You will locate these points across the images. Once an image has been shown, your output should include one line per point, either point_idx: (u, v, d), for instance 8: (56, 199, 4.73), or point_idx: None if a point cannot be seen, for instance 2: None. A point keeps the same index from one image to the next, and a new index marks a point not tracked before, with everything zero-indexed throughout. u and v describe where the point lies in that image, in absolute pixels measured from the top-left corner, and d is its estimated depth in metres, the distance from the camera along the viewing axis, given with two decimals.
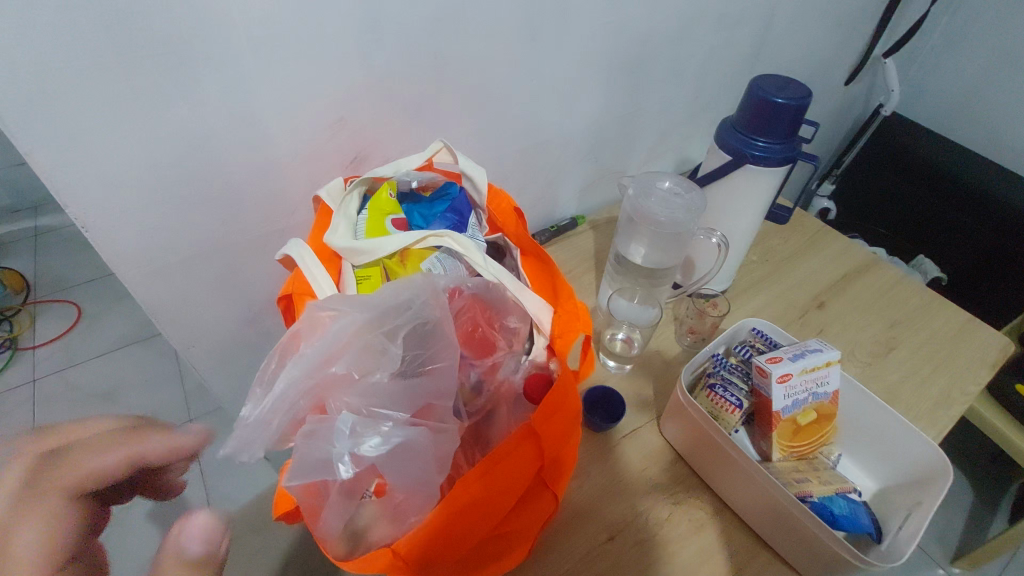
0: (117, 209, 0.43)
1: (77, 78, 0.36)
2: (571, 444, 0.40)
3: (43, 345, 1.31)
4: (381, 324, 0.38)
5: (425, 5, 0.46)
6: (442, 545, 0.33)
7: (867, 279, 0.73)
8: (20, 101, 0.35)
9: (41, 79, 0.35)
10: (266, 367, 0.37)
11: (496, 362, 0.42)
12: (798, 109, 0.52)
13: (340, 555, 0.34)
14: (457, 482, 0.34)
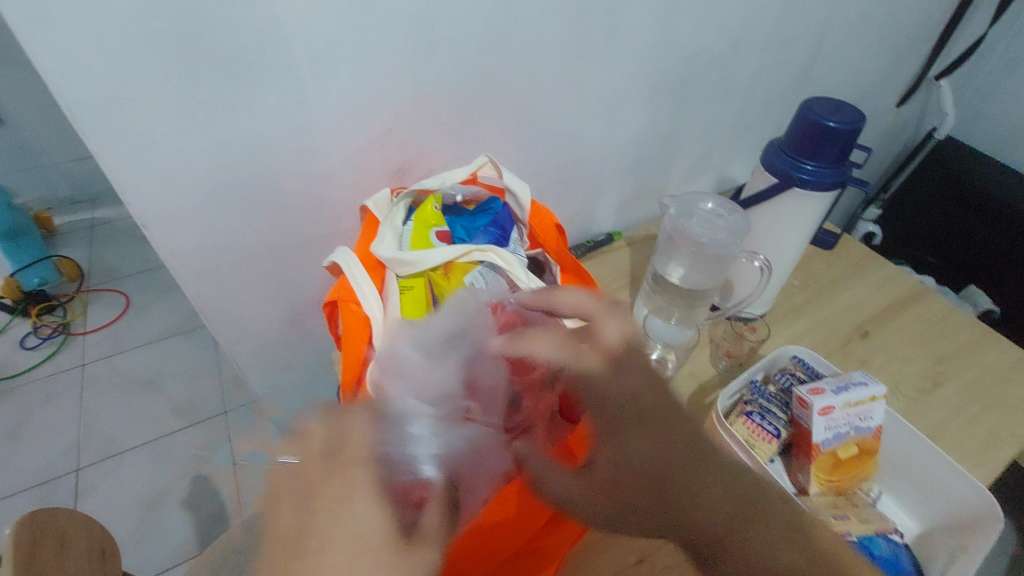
0: (176, 210, 0.45)
1: (149, 87, 0.38)
2: None
3: (92, 331, 1.37)
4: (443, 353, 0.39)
5: (477, 22, 0.47)
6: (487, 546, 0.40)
7: (915, 310, 0.71)
8: (97, 106, 0.37)
9: (118, 87, 0.37)
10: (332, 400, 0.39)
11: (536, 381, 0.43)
12: (850, 133, 0.51)
13: None
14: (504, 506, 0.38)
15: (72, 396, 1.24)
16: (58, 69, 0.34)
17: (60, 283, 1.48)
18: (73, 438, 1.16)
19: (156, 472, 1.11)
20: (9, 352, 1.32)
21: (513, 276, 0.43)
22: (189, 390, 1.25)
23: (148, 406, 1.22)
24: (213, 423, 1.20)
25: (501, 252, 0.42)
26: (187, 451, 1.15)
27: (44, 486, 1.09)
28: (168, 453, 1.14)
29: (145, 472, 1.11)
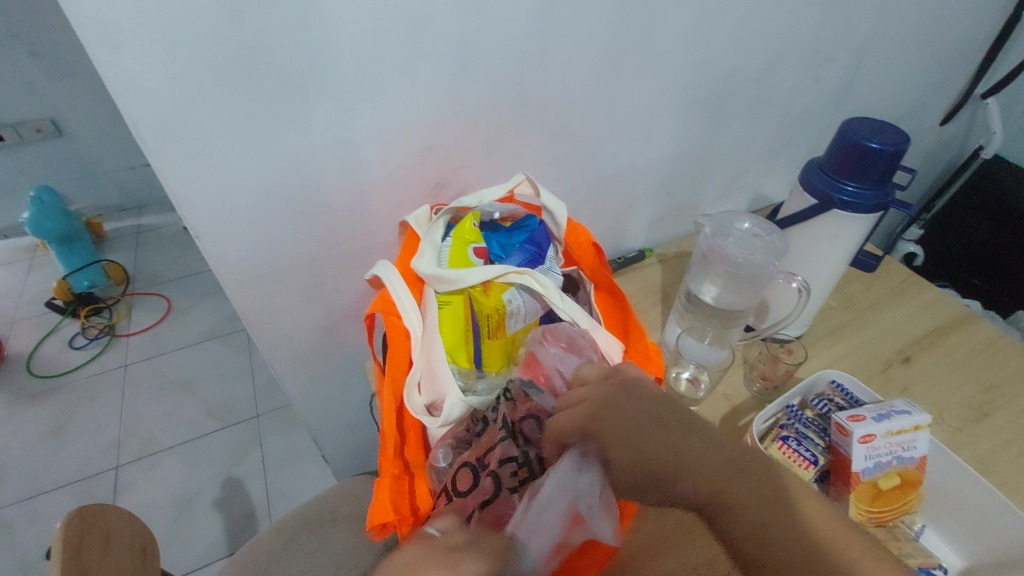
0: (226, 223, 0.47)
1: (206, 106, 0.40)
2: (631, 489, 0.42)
3: (135, 333, 1.43)
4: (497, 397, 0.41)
5: (517, 42, 0.49)
6: None
7: (961, 335, 0.68)
8: (159, 124, 0.39)
9: (179, 107, 0.39)
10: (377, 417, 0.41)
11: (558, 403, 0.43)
12: (894, 155, 0.50)
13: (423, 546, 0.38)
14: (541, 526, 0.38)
15: (115, 396, 1.29)
16: (125, 89, 0.37)
17: (107, 286, 1.54)
18: (114, 436, 1.21)
19: (190, 472, 1.15)
20: (58, 351, 1.38)
21: (550, 299, 0.42)
22: (224, 393, 1.29)
23: (184, 408, 1.26)
24: (245, 426, 1.23)
25: (539, 277, 0.41)
26: (220, 453, 1.18)
27: (86, 482, 1.13)
28: (202, 454, 1.18)
29: (180, 472, 1.15)
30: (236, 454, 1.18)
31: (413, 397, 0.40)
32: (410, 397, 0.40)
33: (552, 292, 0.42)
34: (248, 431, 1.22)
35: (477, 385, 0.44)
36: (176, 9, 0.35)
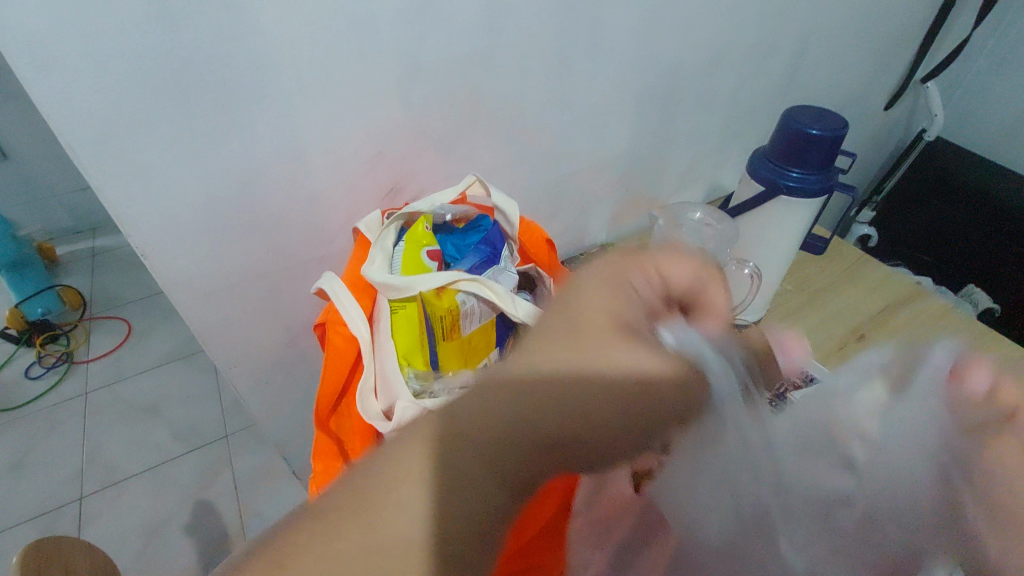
0: (171, 233, 0.46)
1: (139, 105, 0.38)
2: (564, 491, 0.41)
3: (95, 359, 1.38)
4: None
5: (461, 43, 0.48)
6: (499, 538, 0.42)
7: (911, 310, 0.72)
8: (113, 117, 0.38)
9: (172, 79, 0.38)
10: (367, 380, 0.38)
11: None
12: (834, 139, 0.52)
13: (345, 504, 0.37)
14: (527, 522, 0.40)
15: (76, 425, 1.24)
16: (65, 110, 0.36)
17: (63, 312, 1.48)
18: (77, 466, 1.17)
19: (159, 498, 1.12)
20: (13, 382, 1.33)
21: (502, 306, 0.38)
22: (191, 414, 1.26)
23: (151, 433, 1.22)
24: (213, 448, 1.20)
25: (489, 283, 0.38)
26: (188, 476, 1.15)
27: (49, 516, 1.09)
28: (171, 477, 1.15)
29: (147, 498, 1.12)
30: (206, 476, 1.15)
31: (369, 401, 0.36)
32: (364, 402, 0.36)
33: (503, 298, 0.38)
34: (217, 453, 1.19)
35: (435, 385, 0.39)
36: (133, 40, 0.36)
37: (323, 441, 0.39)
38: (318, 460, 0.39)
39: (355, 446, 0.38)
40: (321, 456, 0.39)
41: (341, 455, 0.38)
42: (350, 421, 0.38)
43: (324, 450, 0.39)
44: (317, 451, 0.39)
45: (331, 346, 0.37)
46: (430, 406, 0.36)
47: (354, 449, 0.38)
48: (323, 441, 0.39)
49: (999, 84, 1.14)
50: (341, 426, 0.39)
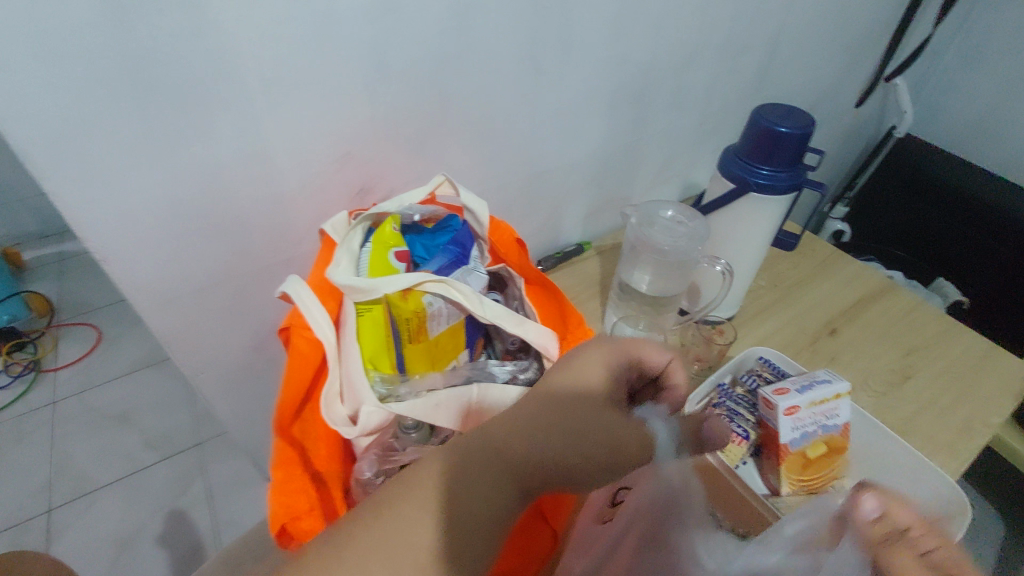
0: (131, 238, 0.44)
1: (94, 107, 0.37)
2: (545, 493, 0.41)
3: (64, 367, 1.34)
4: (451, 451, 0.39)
5: (430, 42, 0.48)
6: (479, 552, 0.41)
7: (881, 305, 0.73)
8: (65, 120, 0.36)
9: (129, 82, 0.37)
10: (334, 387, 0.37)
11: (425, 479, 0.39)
12: (801, 137, 0.52)
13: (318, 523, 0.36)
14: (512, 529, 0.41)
15: (43, 436, 1.20)
16: (15, 115, 0.34)
17: (30, 319, 1.43)
18: (44, 479, 1.13)
19: (131, 510, 1.09)
20: None
21: (469, 307, 0.38)
22: (163, 422, 1.23)
23: (122, 442, 1.19)
24: (187, 456, 1.17)
25: (457, 283, 0.37)
26: (161, 485, 1.13)
27: (15, 530, 1.05)
28: (143, 487, 1.12)
29: (118, 510, 1.09)
30: (180, 485, 1.13)
31: (334, 407, 0.36)
32: (329, 407, 0.36)
33: (471, 299, 0.38)
34: (192, 461, 1.17)
35: (401, 388, 0.39)
36: (87, 42, 0.34)
37: (284, 451, 0.36)
38: (277, 473, 0.36)
39: (319, 452, 0.37)
40: (281, 469, 0.36)
41: (304, 462, 0.37)
42: (314, 425, 0.38)
43: (284, 460, 0.36)
44: (277, 463, 0.36)
45: (294, 351, 0.37)
46: (396, 410, 0.35)
47: (317, 456, 0.37)
48: (283, 452, 0.36)
49: (963, 84, 1.17)
50: (304, 431, 0.38)
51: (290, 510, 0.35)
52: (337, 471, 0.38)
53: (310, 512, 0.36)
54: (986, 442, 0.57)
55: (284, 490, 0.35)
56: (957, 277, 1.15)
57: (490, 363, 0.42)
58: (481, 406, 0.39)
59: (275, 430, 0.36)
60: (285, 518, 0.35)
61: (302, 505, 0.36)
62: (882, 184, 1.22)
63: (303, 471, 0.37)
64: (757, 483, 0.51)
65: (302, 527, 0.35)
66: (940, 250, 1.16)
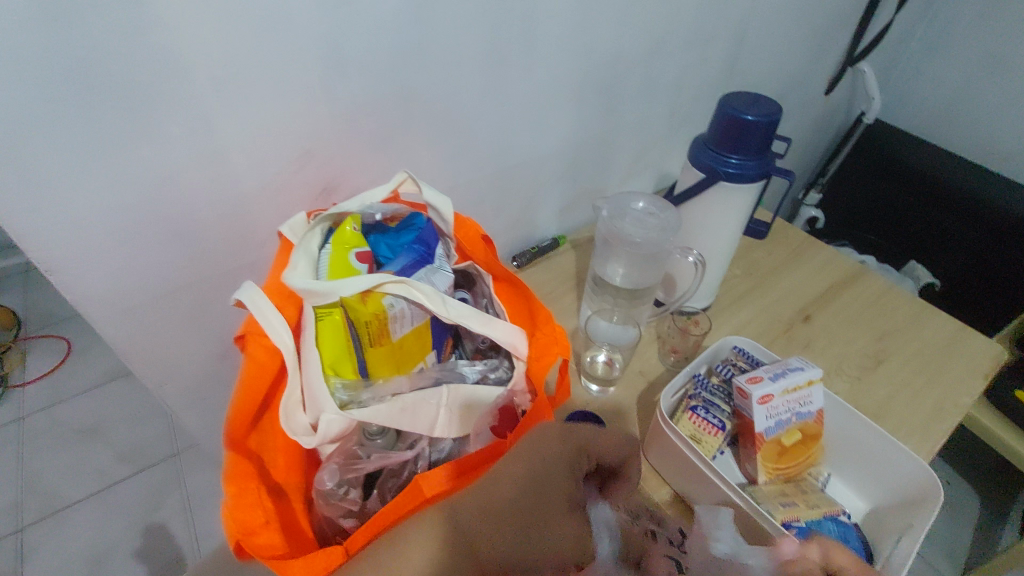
0: (80, 247, 0.42)
1: (30, 111, 0.35)
2: None
3: (32, 382, 1.29)
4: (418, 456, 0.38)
5: (388, 34, 0.46)
6: None
7: (853, 290, 0.74)
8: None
9: (66, 84, 0.35)
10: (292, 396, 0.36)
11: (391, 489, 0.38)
12: (768, 125, 0.52)
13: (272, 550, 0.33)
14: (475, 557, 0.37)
15: (11, 453, 1.16)
16: None
17: None
18: (14, 497, 1.09)
19: (107, 525, 1.06)
20: None
21: (432, 307, 0.37)
22: (138, 434, 1.20)
23: (94, 456, 1.16)
24: (164, 467, 1.15)
25: (418, 284, 0.36)
26: (137, 498, 1.10)
27: None
28: (118, 501, 1.10)
29: (93, 526, 1.06)
30: (157, 497, 1.10)
31: (295, 416, 0.35)
32: (289, 417, 0.35)
33: (435, 299, 0.37)
34: (169, 472, 1.14)
35: (364, 394, 0.38)
36: (16, 41, 0.32)
37: (237, 464, 0.33)
38: (229, 487, 0.33)
39: (277, 464, 0.37)
40: (234, 482, 0.33)
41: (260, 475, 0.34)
42: (273, 436, 0.37)
43: (237, 473, 0.33)
44: (230, 476, 0.33)
45: (252, 360, 0.35)
46: (358, 417, 0.34)
47: (275, 467, 0.37)
48: (236, 465, 0.33)
49: (930, 69, 1.19)
50: (260, 443, 0.37)
51: (243, 525, 0.32)
52: (295, 482, 0.38)
53: (266, 526, 0.33)
54: (957, 423, 0.58)
55: (239, 505, 0.32)
56: (927, 260, 1.17)
57: (459, 363, 0.41)
58: (448, 409, 0.38)
59: (228, 442, 0.34)
60: (239, 534, 0.31)
61: (257, 518, 0.33)
62: (854, 170, 1.23)
63: (256, 485, 0.34)
64: (734, 474, 0.51)
65: (257, 543, 0.32)
66: (913, 234, 1.18)
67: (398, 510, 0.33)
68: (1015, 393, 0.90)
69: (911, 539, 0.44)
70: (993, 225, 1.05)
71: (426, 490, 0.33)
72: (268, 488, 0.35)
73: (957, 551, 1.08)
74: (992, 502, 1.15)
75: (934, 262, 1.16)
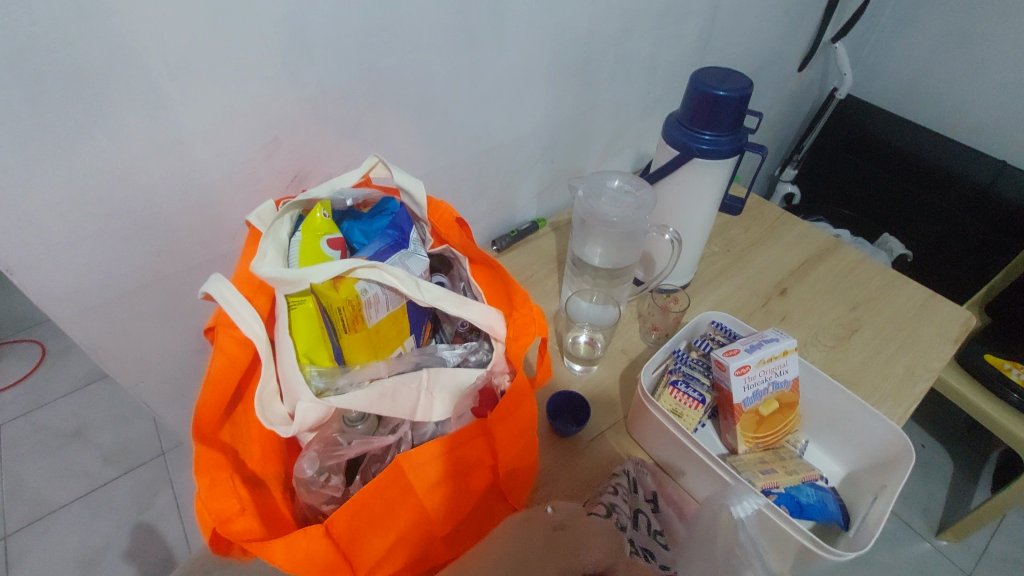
0: (39, 245, 0.41)
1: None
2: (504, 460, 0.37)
3: (6, 388, 1.26)
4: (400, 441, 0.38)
5: (353, 18, 0.45)
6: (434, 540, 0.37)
7: (828, 262, 0.75)
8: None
9: (9, 74, 0.33)
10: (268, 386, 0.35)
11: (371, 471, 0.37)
12: (740, 100, 0.52)
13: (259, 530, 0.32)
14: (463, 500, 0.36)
15: None
16: None
17: None
18: None
19: (92, 528, 1.05)
20: None
21: (406, 291, 0.36)
22: (120, 436, 1.18)
23: (77, 460, 1.14)
24: (151, 467, 1.13)
25: (391, 268, 0.36)
26: (125, 499, 1.09)
27: None
28: (105, 503, 1.08)
29: (80, 529, 1.05)
30: (144, 498, 1.09)
31: (272, 407, 0.35)
32: (265, 408, 0.35)
33: (408, 283, 0.36)
34: (155, 472, 1.13)
35: (340, 380, 0.37)
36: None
37: (208, 456, 0.33)
38: (200, 479, 0.32)
39: (252, 453, 0.37)
40: (205, 474, 0.32)
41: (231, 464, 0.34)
42: (247, 427, 0.38)
43: (208, 464, 0.33)
44: (200, 468, 0.32)
45: (221, 352, 0.35)
46: (335, 404, 0.34)
47: (251, 457, 0.37)
48: (207, 457, 0.33)
49: (901, 42, 1.20)
50: (234, 434, 0.37)
51: (219, 514, 0.32)
52: (273, 471, 0.38)
53: (243, 513, 0.32)
54: (929, 386, 0.59)
55: (211, 495, 0.32)
56: (900, 232, 1.20)
57: (438, 347, 0.41)
58: (428, 392, 0.38)
59: (196, 434, 0.33)
60: (214, 522, 0.31)
61: (232, 507, 0.32)
62: (828, 146, 1.25)
63: (230, 475, 0.34)
64: (714, 444, 0.53)
65: (234, 530, 0.31)
66: (886, 206, 1.20)
67: (383, 494, 0.32)
68: (984, 356, 0.94)
69: (885, 500, 0.46)
70: (961, 195, 1.07)
71: (408, 466, 0.32)
72: (243, 478, 0.35)
73: (932, 510, 1.12)
74: (964, 462, 1.19)
75: (906, 234, 1.19)
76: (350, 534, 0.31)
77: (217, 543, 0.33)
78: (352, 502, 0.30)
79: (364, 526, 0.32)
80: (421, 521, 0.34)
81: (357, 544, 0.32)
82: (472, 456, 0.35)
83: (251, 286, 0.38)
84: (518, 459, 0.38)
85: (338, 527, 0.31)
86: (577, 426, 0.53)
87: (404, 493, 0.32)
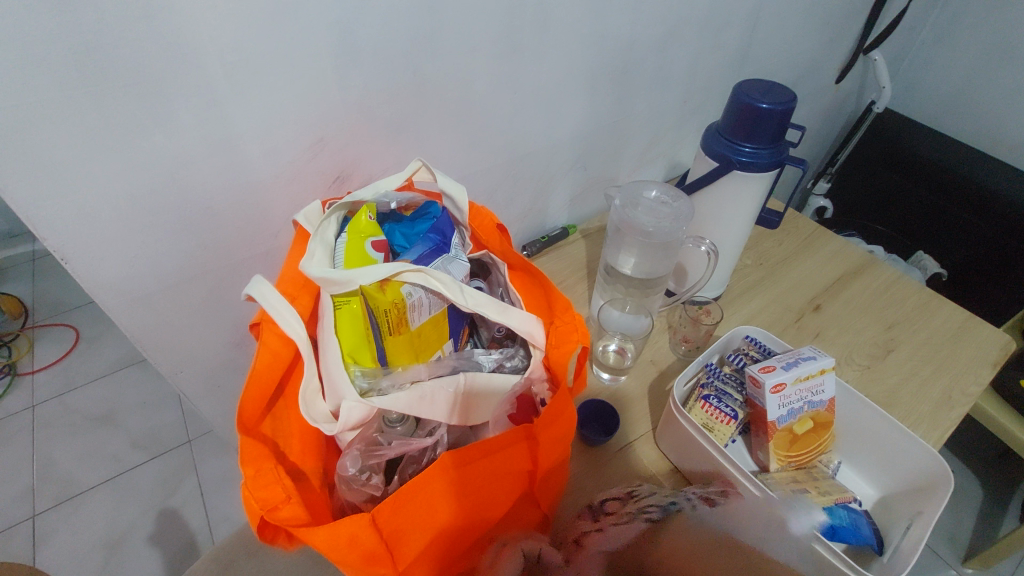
0: (93, 236, 0.42)
1: (43, 96, 0.35)
2: (540, 468, 0.37)
3: (42, 370, 1.30)
4: (438, 444, 0.39)
5: (400, 22, 0.46)
6: (459, 546, 0.36)
7: (863, 281, 0.73)
8: (6, 113, 0.34)
9: (76, 71, 0.35)
10: (311, 386, 0.36)
11: (408, 472, 0.38)
12: (783, 113, 0.52)
13: (302, 518, 0.33)
14: (494, 507, 0.36)
15: (23, 440, 1.17)
16: None
17: None
18: (26, 484, 1.11)
19: (118, 511, 1.08)
20: None
21: (450, 296, 0.37)
22: (149, 422, 1.21)
23: (105, 444, 1.17)
24: (175, 454, 1.16)
25: (436, 273, 0.36)
26: (149, 485, 1.11)
27: None
28: (131, 488, 1.11)
29: (107, 512, 1.07)
30: (169, 484, 1.12)
31: (315, 405, 0.36)
32: (309, 406, 0.35)
33: (452, 288, 0.37)
34: (180, 459, 1.15)
35: (383, 381, 0.38)
36: (24, 25, 0.32)
37: (252, 447, 0.34)
38: (246, 468, 0.33)
39: (292, 447, 0.38)
40: (250, 464, 0.33)
41: (274, 456, 0.35)
42: (287, 422, 0.39)
43: (253, 455, 0.34)
44: (247, 458, 0.33)
45: (265, 348, 0.36)
46: (378, 404, 0.35)
47: (291, 451, 0.38)
48: (252, 448, 0.34)
49: (942, 56, 1.17)
50: (275, 428, 0.38)
51: (266, 501, 0.32)
52: (311, 466, 0.38)
53: (289, 501, 0.33)
54: (965, 412, 0.58)
55: (256, 484, 0.32)
56: (935, 250, 1.17)
57: (475, 352, 0.42)
58: (465, 398, 0.38)
59: (241, 427, 0.34)
60: (262, 510, 0.32)
61: (278, 494, 0.33)
62: (863, 161, 1.23)
63: (273, 465, 0.34)
64: (746, 461, 0.52)
65: (281, 517, 0.32)
66: (921, 224, 1.18)
67: (426, 488, 0.32)
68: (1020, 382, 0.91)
69: (922, 524, 0.45)
70: (1001, 214, 1.04)
71: (454, 466, 0.32)
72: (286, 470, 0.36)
73: (959, 538, 1.09)
74: (993, 490, 1.16)
75: (942, 252, 1.16)
76: (393, 523, 0.32)
77: (264, 531, 0.33)
78: (398, 493, 0.31)
79: (407, 517, 0.32)
80: (456, 519, 0.34)
81: (399, 534, 0.32)
82: (512, 460, 0.35)
83: (294, 285, 0.39)
84: (555, 464, 0.38)
85: (382, 516, 0.31)
86: (605, 436, 0.53)
87: (447, 489, 0.33)
